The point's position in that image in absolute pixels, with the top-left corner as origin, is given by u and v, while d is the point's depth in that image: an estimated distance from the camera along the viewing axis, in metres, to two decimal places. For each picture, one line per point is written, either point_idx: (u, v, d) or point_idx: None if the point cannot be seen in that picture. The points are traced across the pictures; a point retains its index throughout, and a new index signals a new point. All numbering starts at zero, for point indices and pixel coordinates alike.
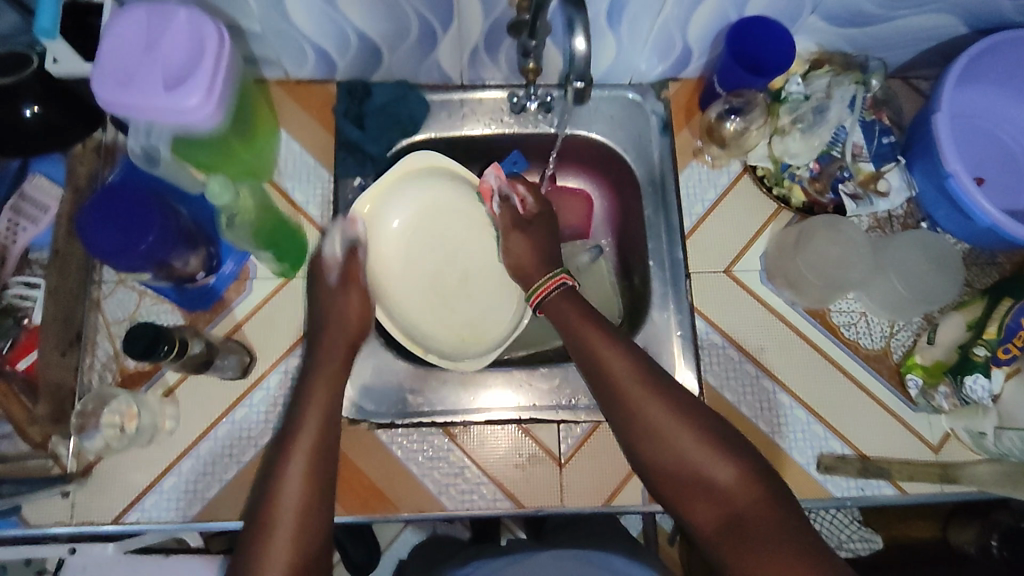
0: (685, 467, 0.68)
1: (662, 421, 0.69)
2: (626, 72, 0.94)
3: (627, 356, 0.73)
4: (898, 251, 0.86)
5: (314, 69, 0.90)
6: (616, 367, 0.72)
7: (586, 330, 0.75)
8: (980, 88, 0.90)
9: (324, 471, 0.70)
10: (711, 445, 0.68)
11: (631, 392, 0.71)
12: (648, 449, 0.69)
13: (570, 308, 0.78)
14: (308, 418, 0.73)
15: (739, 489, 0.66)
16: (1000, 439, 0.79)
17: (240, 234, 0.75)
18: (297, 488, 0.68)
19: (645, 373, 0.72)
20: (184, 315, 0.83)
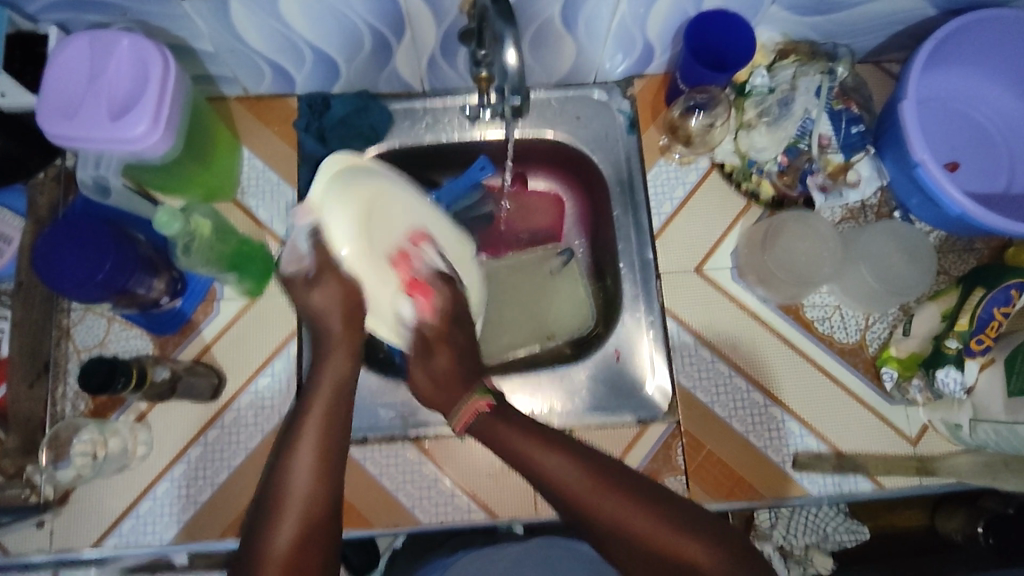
0: (664, 566, 0.61)
1: (631, 524, 0.62)
2: (589, 71, 0.92)
3: (569, 459, 0.65)
4: (867, 245, 0.85)
5: (272, 85, 0.90)
6: (562, 472, 0.64)
7: (511, 440, 0.67)
8: (952, 70, 0.88)
9: (322, 517, 0.61)
10: (689, 533, 0.61)
11: (586, 497, 0.63)
12: (623, 555, 0.62)
13: (498, 421, 0.68)
14: (305, 449, 0.63)
15: (724, 574, 0.60)
16: (976, 431, 0.77)
17: (197, 259, 0.73)
18: (292, 505, 0.60)
19: (598, 472, 0.64)
20: (152, 340, 0.84)
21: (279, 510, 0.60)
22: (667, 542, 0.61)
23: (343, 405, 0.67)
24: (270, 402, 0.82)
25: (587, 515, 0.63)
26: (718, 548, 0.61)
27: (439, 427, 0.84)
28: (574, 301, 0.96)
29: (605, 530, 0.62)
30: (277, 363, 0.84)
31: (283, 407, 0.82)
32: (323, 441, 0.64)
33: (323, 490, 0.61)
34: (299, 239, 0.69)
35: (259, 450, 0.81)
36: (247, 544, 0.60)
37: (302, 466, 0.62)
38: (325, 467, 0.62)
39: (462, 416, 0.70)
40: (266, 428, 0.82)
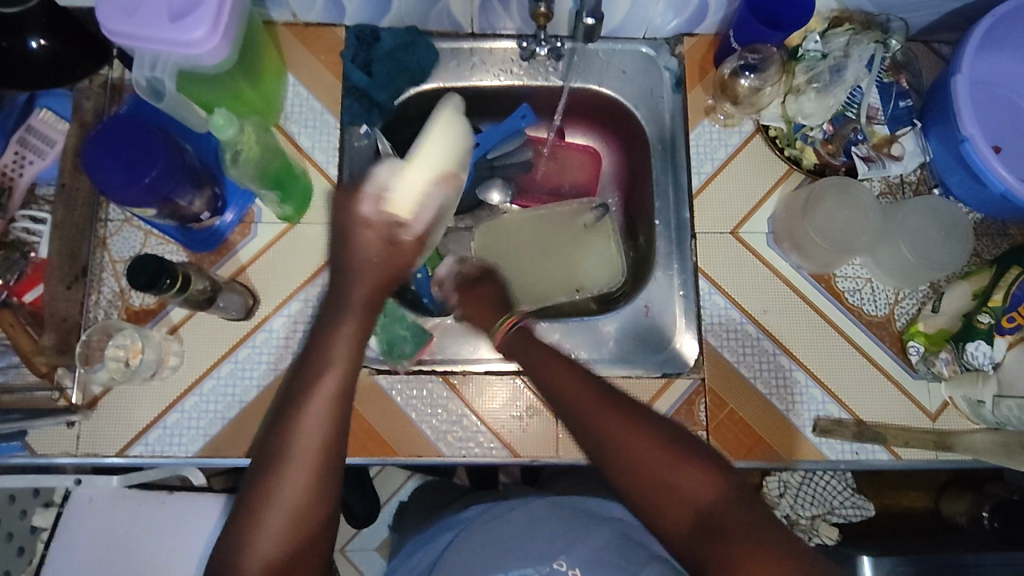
0: (656, 478, 0.60)
1: (633, 440, 0.62)
2: (639, 25, 0.92)
3: (574, 385, 0.67)
4: (909, 221, 0.84)
5: (322, 12, 0.89)
6: (574, 389, 0.67)
7: (542, 356, 0.72)
8: (1006, 52, 0.88)
9: (311, 516, 0.56)
10: (695, 457, 0.61)
11: (594, 409, 0.64)
12: (619, 469, 0.61)
13: (524, 340, 0.76)
14: (315, 395, 0.58)
15: (716, 493, 0.58)
16: (998, 408, 0.77)
17: (244, 171, 0.74)
18: (301, 453, 0.56)
19: (607, 398, 0.65)
20: (187, 256, 0.84)
21: (260, 498, 0.55)
22: (668, 456, 0.60)
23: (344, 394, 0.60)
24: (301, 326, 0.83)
25: (592, 428, 0.64)
26: (715, 471, 0.60)
27: (467, 366, 0.85)
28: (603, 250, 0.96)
29: (607, 446, 0.62)
30: (310, 289, 0.85)
31: None
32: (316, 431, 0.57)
33: (314, 486, 0.56)
34: (390, 185, 0.61)
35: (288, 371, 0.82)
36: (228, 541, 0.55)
37: (288, 454, 0.56)
38: (315, 462, 0.57)
39: (500, 330, 0.78)
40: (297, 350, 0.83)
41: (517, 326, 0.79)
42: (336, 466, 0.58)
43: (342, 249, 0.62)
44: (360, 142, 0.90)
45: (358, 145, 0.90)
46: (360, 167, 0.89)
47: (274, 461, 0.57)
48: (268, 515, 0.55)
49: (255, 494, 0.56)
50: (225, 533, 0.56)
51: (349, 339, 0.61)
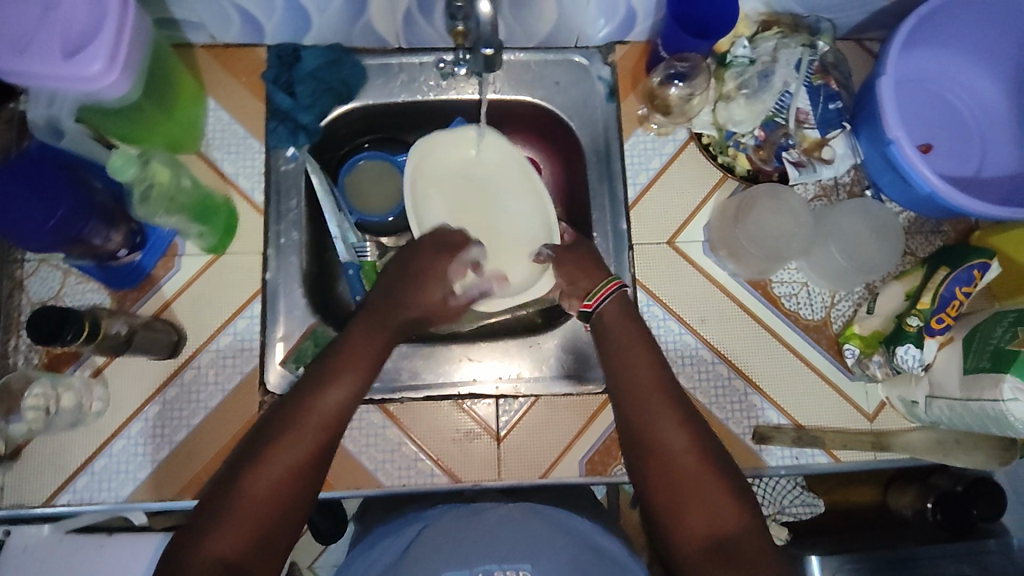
0: (682, 480, 0.64)
1: (666, 426, 0.67)
2: (572, 33, 0.91)
3: (653, 364, 0.71)
4: (839, 222, 0.84)
5: (240, 33, 0.86)
6: (635, 356, 0.72)
7: (621, 340, 0.73)
8: (934, 50, 0.88)
9: (301, 487, 0.61)
10: (714, 466, 0.65)
11: (648, 403, 0.69)
12: (641, 440, 0.68)
13: (618, 313, 0.75)
14: (340, 380, 0.66)
15: (731, 513, 0.63)
16: (931, 408, 0.77)
17: (155, 209, 0.70)
18: (314, 423, 0.63)
19: (666, 381, 0.71)
20: (110, 294, 0.82)
21: (269, 459, 0.61)
22: (687, 449, 0.66)
23: (362, 387, 0.68)
24: (231, 361, 0.82)
25: (631, 398, 0.69)
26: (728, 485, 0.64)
27: (406, 392, 0.84)
28: (533, 215, 0.90)
29: (636, 416, 0.69)
30: (240, 322, 0.83)
31: (244, 366, 0.82)
32: (332, 414, 0.64)
33: (316, 455, 0.62)
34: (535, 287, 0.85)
35: (221, 408, 0.80)
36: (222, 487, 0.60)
37: (307, 429, 0.63)
38: (322, 441, 0.63)
39: (601, 292, 0.76)
40: (228, 386, 0.81)
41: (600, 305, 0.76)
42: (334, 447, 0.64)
43: (420, 280, 0.77)
44: (287, 166, 0.88)
45: (286, 168, 0.88)
46: (290, 191, 0.87)
47: (291, 426, 0.63)
48: (269, 475, 0.60)
49: (268, 451, 0.61)
50: (229, 470, 0.61)
51: (378, 340, 0.71)
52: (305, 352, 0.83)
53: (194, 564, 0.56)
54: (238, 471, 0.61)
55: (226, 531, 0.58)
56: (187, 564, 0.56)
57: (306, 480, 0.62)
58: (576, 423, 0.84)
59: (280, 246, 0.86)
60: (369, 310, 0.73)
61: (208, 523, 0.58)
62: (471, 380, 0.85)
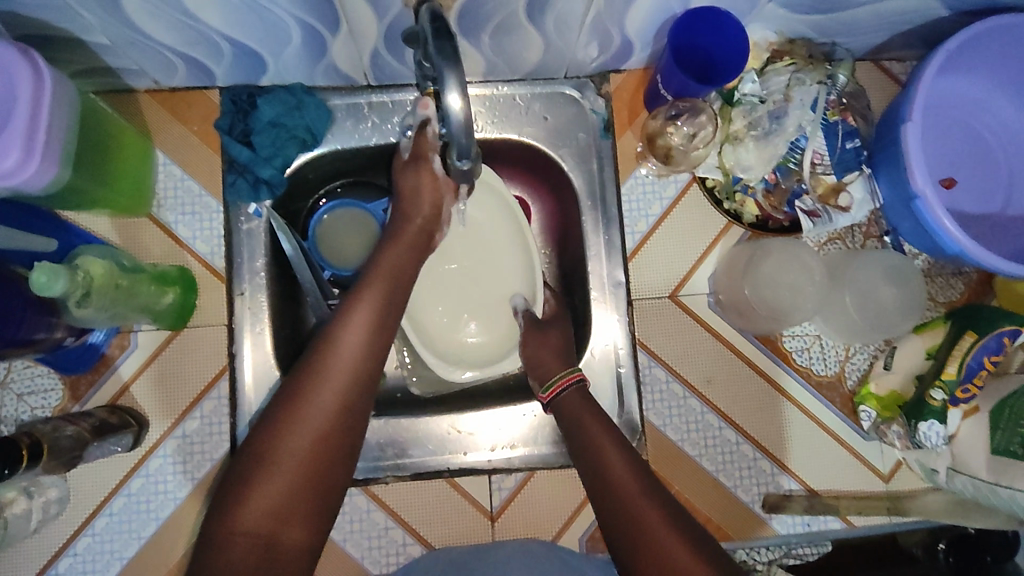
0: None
1: (663, 536, 0.56)
2: (562, 64, 0.79)
3: (634, 466, 0.61)
4: (856, 273, 0.78)
5: (188, 77, 0.76)
6: (615, 459, 0.62)
7: (592, 430, 0.65)
8: (963, 75, 0.79)
9: (349, 416, 0.58)
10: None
11: (624, 491, 0.59)
12: (636, 553, 0.56)
13: (587, 412, 0.67)
14: (359, 316, 0.61)
15: None
16: (953, 479, 0.74)
17: (94, 311, 0.63)
18: (335, 370, 0.58)
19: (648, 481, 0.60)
20: (62, 378, 0.74)
21: (316, 383, 0.58)
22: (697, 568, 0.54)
23: (393, 307, 0.64)
24: (200, 448, 0.75)
25: (614, 501, 0.59)
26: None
27: (393, 470, 0.78)
28: (519, 259, 0.79)
29: (625, 520, 0.58)
30: (206, 405, 0.76)
31: (214, 452, 0.75)
32: (364, 336, 0.61)
33: (343, 407, 0.57)
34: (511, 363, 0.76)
35: (191, 499, 0.74)
36: (265, 420, 0.57)
37: (345, 359, 0.59)
38: (360, 369, 0.59)
39: (556, 386, 0.70)
40: (198, 475, 0.75)
41: (563, 394, 0.69)
42: (362, 401, 0.59)
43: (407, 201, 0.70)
44: (249, 224, 0.78)
45: (247, 226, 0.78)
46: (254, 250, 0.78)
47: (313, 375, 0.58)
48: (297, 433, 0.55)
49: (310, 378, 0.58)
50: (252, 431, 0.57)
51: (390, 273, 0.66)
52: None
53: (246, 515, 0.53)
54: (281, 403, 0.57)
55: (275, 473, 0.54)
56: (236, 514, 0.53)
57: (341, 434, 0.57)
58: (575, 496, 0.79)
59: (245, 315, 0.77)
60: (394, 230, 0.70)
61: (254, 464, 0.54)
62: (462, 453, 0.79)
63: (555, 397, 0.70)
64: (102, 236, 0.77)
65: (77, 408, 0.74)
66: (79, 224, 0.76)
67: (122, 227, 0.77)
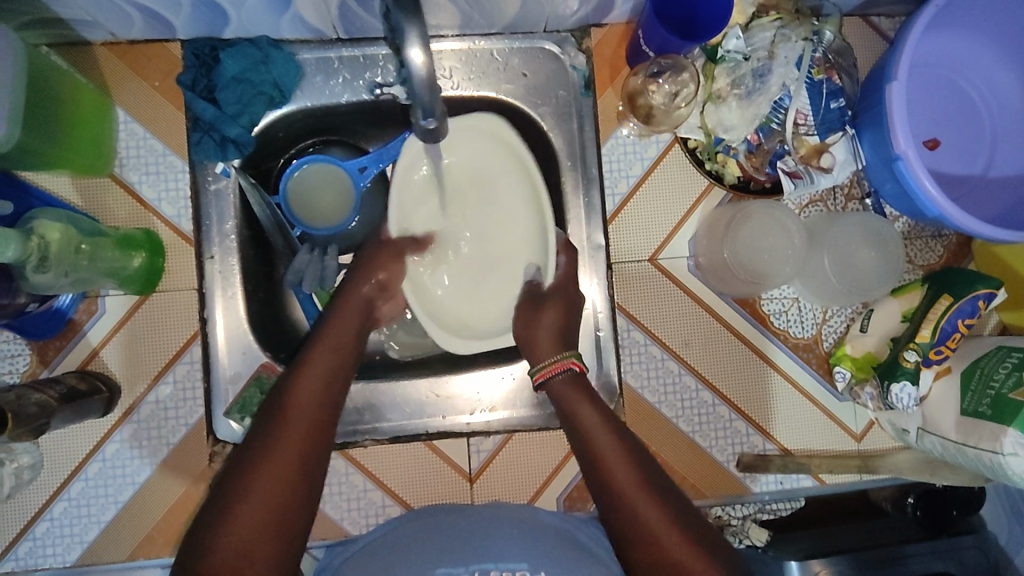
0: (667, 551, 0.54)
1: (660, 532, 0.54)
2: (540, 18, 0.76)
3: (640, 470, 0.57)
4: (836, 236, 0.77)
5: (146, 29, 0.72)
6: (619, 468, 0.57)
7: (576, 402, 0.63)
8: (952, 31, 0.77)
9: (315, 453, 0.55)
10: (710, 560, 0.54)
11: (613, 457, 0.58)
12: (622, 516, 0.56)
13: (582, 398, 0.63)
14: (317, 366, 0.60)
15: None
16: (922, 439, 0.75)
17: (55, 277, 0.61)
18: (298, 414, 0.56)
19: (655, 487, 0.57)
20: (28, 344, 0.73)
21: (252, 475, 0.52)
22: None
23: (334, 400, 0.59)
24: (174, 413, 0.74)
25: (623, 516, 0.56)
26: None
27: (371, 433, 0.78)
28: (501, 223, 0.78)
29: (621, 512, 0.56)
30: (179, 370, 0.75)
31: (189, 416, 0.75)
32: (320, 389, 0.59)
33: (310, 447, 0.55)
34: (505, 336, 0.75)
35: (168, 463, 0.74)
36: (197, 530, 0.52)
37: (303, 408, 0.57)
38: (322, 413, 0.57)
39: (549, 369, 0.65)
40: (173, 439, 0.74)
41: (551, 382, 0.65)
42: (325, 436, 0.57)
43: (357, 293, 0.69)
44: (216, 184, 0.76)
45: (215, 186, 0.76)
46: (222, 212, 0.76)
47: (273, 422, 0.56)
48: (261, 472, 0.53)
49: (272, 428, 0.55)
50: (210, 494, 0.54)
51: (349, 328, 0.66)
52: (250, 400, 0.74)
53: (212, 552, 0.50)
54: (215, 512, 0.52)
55: (242, 503, 0.51)
56: (212, 543, 0.50)
57: (306, 468, 0.54)
58: (554, 457, 0.79)
59: (216, 279, 0.76)
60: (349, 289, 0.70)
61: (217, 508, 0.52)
62: (441, 416, 0.79)
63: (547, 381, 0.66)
64: (63, 198, 0.74)
65: (46, 374, 0.73)
66: (38, 185, 0.73)
67: (84, 188, 0.74)
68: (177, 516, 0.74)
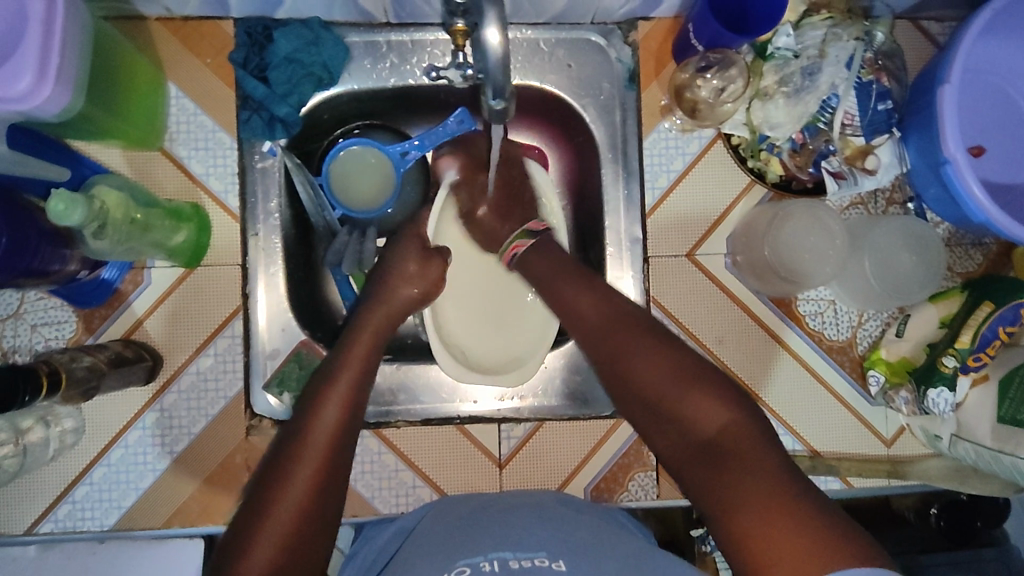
0: (629, 370, 0.59)
1: (618, 352, 0.60)
2: (589, 9, 0.77)
3: (628, 327, 0.61)
4: (877, 239, 0.77)
5: (201, 5, 0.74)
6: (596, 322, 0.63)
7: (535, 263, 0.71)
8: (1003, 38, 0.77)
9: (335, 481, 0.53)
10: (665, 363, 0.57)
11: (564, 288, 0.66)
12: (591, 346, 0.63)
13: (566, 266, 0.68)
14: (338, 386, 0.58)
15: (660, 382, 0.56)
16: (955, 446, 0.75)
17: (110, 245, 0.63)
18: (319, 443, 0.54)
19: (650, 342, 0.59)
20: (75, 311, 0.74)
21: (269, 512, 0.50)
22: (722, 419, 0.53)
23: (353, 419, 0.57)
24: (214, 386, 0.76)
25: (622, 372, 0.59)
26: (777, 466, 0.50)
27: (403, 415, 0.80)
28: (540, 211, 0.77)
29: (586, 338, 0.64)
30: (220, 343, 0.76)
31: (228, 390, 0.76)
32: (343, 414, 0.56)
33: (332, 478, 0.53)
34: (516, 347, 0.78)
35: (205, 435, 0.75)
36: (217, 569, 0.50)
37: (322, 437, 0.54)
38: (343, 443, 0.55)
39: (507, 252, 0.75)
40: (211, 411, 0.76)
41: (521, 255, 0.72)
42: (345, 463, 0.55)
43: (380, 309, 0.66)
44: (264, 162, 0.77)
45: (262, 164, 0.78)
46: (268, 190, 0.77)
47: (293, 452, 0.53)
48: (280, 506, 0.50)
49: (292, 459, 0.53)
50: (231, 531, 0.51)
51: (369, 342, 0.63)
52: (289, 375, 0.77)
53: None
54: (234, 545, 0.50)
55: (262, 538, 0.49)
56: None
57: (326, 501, 0.52)
58: (583, 447, 0.80)
59: (260, 257, 0.77)
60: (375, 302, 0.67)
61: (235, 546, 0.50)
62: (471, 401, 0.80)
63: (518, 255, 0.73)
64: (114, 169, 0.75)
65: (91, 341, 0.74)
66: (90, 156, 0.75)
67: (134, 160, 0.76)
68: (213, 487, 0.75)
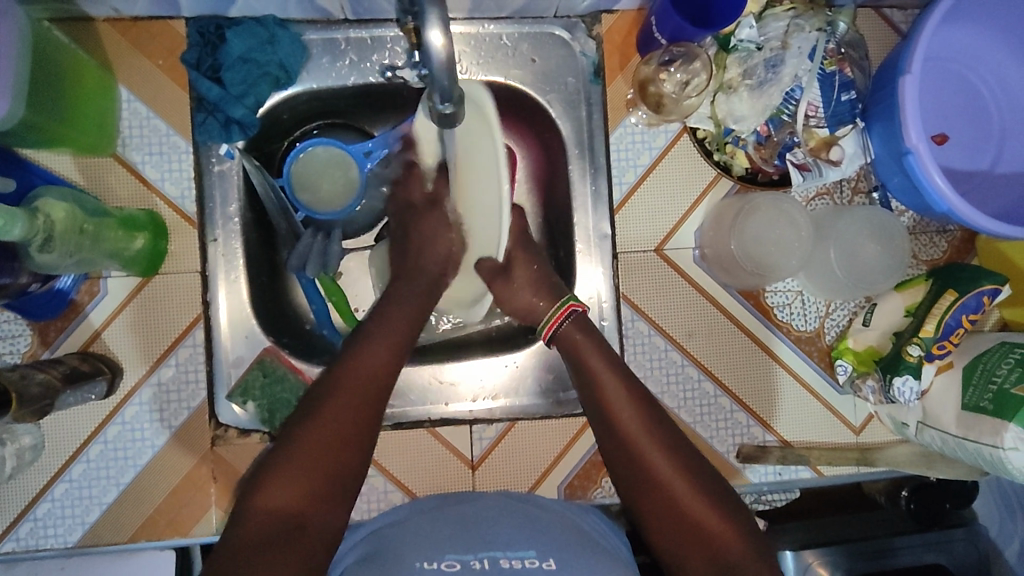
0: (659, 489, 0.58)
1: (651, 462, 0.59)
2: (552, 2, 0.75)
3: (661, 439, 0.60)
4: (843, 229, 0.77)
5: (150, 5, 0.71)
6: (631, 429, 0.61)
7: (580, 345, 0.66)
8: (963, 25, 0.77)
9: (337, 477, 0.55)
10: (698, 487, 0.58)
11: (603, 387, 0.63)
12: (615, 451, 0.61)
13: (594, 354, 0.65)
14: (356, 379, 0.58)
15: (692, 505, 0.57)
16: (921, 432, 0.76)
17: (59, 258, 0.61)
18: (325, 438, 0.55)
19: (684, 465, 0.59)
20: (30, 324, 0.72)
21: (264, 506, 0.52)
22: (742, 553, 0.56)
23: (367, 424, 0.57)
24: (176, 396, 0.74)
25: (647, 489, 0.59)
26: None
27: None
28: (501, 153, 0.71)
29: (616, 440, 0.61)
30: (181, 353, 0.74)
31: (192, 400, 0.74)
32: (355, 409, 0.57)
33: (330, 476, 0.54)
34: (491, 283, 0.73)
35: (170, 447, 0.74)
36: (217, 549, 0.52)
37: (328, 431, 0.55)
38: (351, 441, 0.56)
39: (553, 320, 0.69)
40: (175, 423, 0.74)
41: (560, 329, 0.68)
42: (352, 460, 0.56)
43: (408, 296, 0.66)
44: (221, 165, 0.76)
45: (219, 167, 0.76)
46: (226, 194, 0.76)
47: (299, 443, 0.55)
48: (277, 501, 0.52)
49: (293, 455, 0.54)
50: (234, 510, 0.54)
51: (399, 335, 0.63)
52: (252, 384, 0.76)
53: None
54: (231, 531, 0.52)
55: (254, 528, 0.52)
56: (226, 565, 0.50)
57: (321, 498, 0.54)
58: (556, 446, 0.79)
59: (220, 262, 0.76)
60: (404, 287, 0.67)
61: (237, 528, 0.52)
62: (443, 404, 0.80)
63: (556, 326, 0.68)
64: (65, 177, 0.73)
65: (47, 355, 0.72)
66: (38, 163, 0.72)
67: (85, 167, 0.73)
68: (178, 500, 0.74)
